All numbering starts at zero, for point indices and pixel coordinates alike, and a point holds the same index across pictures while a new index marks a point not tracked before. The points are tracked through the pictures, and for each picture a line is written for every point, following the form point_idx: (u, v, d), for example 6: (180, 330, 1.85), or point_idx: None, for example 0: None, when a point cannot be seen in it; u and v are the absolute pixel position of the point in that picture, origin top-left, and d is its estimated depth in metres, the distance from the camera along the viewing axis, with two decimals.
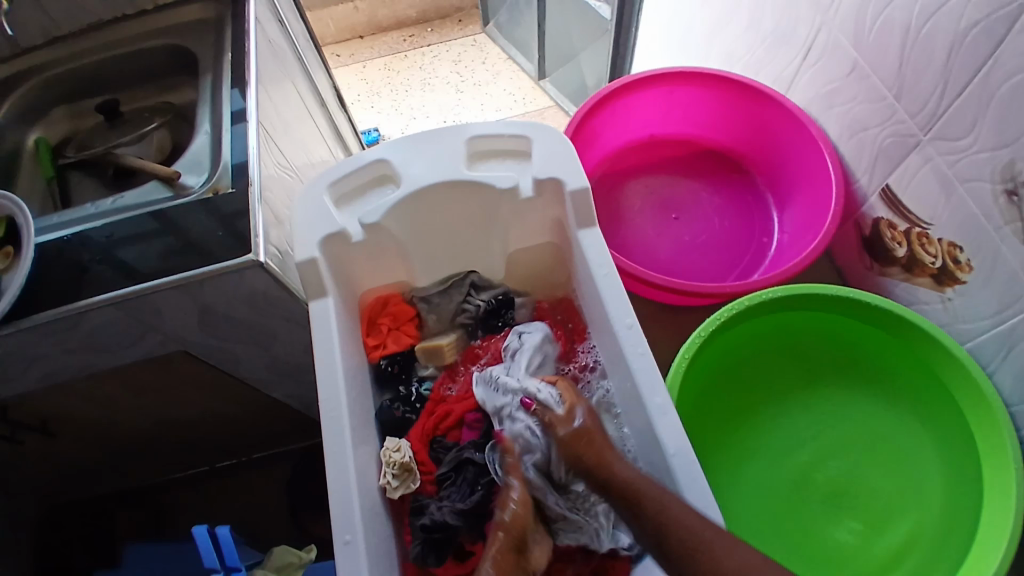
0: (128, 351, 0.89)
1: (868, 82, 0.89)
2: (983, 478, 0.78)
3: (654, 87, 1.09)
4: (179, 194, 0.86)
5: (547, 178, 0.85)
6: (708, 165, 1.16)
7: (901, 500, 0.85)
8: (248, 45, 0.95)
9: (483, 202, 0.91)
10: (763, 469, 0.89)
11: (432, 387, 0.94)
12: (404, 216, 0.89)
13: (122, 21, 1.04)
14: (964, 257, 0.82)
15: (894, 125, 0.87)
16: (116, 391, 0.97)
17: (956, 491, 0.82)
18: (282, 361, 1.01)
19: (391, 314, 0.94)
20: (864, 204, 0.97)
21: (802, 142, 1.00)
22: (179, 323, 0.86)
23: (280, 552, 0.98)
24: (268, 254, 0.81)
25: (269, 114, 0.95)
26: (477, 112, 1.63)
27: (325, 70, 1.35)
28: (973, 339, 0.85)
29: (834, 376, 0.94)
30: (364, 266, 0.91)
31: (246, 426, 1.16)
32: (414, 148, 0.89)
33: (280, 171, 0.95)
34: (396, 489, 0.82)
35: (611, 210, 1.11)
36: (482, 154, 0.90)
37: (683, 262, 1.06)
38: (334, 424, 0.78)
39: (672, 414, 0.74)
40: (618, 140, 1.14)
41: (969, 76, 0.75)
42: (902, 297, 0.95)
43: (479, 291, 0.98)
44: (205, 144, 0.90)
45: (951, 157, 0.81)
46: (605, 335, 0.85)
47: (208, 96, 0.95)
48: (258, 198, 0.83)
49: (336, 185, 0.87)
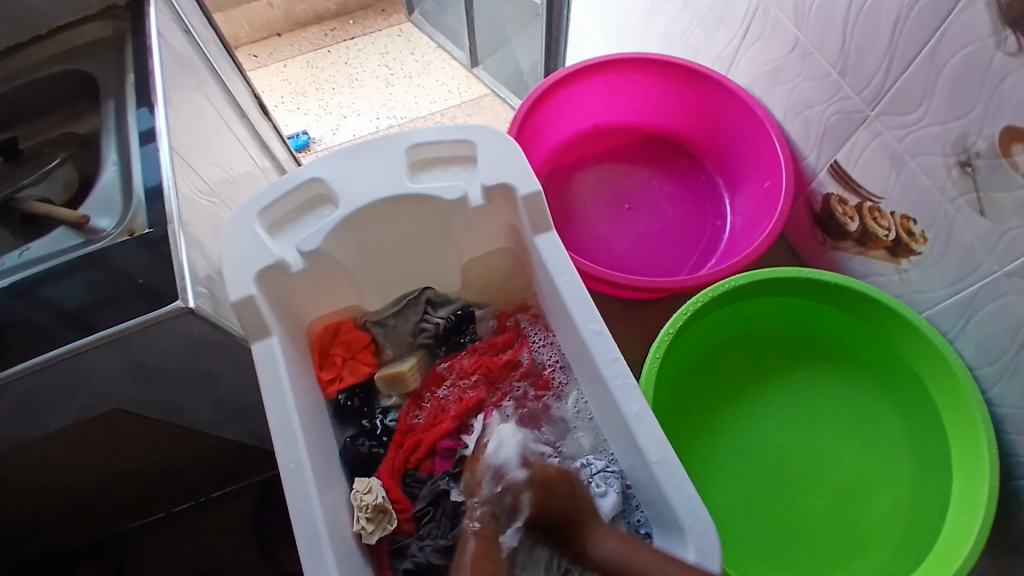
0: (58, 416, 0.82)
1: (811, 60, 0.88)
2: (954, 457, 0.80)
3: (595, 76, 1.05)
4: (91, 238, 0.78)
5: (497, 184, 0.82)
6: (656, 151, 1.13)
7: (873, 483, 0.86)
8: (152, 63, 0.87)
9: (429, 217, 0.86)
10: (741, 461, 0.88)
11: (398, 417, 0.90)
12: (346, 238, 0.84)
13: (9, 54, 0.94)
14: (918, 229, 0.82)
15: (840, 102, 0.86)
16: (51, 456, 0.90)
17: (926, 470, 0.84)
18: (230, 400, 0.95)
19: (344, 343, 0.90)
20: (814, 181, 0.96)
21: (747, 122, 0.99)
22: (111, 378, 0.79)
23: None
24: (198, 297, 0.75)
25: (185, 140, 0.87)
26: (410, 105, 1.56)
27: (241, 77, 1.26)
28: (930, 309, 0.86)
29: (803, 359, 0.94)
30: (309, 295, 0.86)
31: (201, 469, 1.09)
32: (350, 164, 0.83)
33: (202, 200, 0.87)
34: (372, 533, 0.78)
35: (562, 205, 1.08)
36: (425, 162, 0.85)
37: (639, 254, 1.04)
38: (296, 476, 0.73)
39: (649, 421, 0.72)
40: (563, 133, 1.11)
41: (915, 52, 0.74)
42: (857, 270, 0.94)
43: (435, 308, 0.94)
44: (114, 177, 0.82)
45: (900, 132, 0.80)
46: (573, 341, 0.81)
47: (113, 124, 0.86)
48: (180, 242, 0.76)
49: (267, 211, 0.81)
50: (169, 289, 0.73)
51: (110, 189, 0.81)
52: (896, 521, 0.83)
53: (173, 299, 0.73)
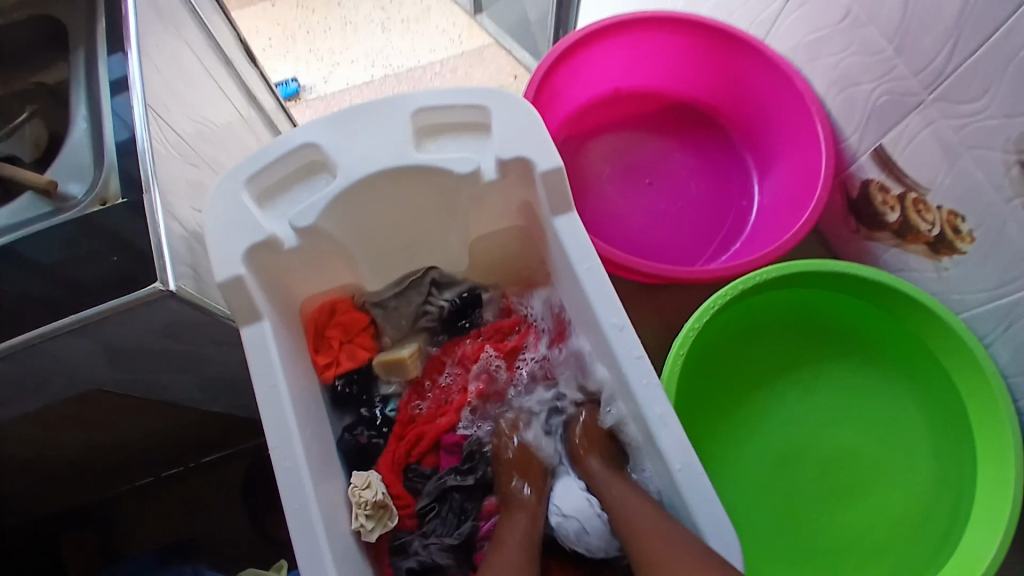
0: (31, 398, 0.75)
1: (862, 33, 0.81)
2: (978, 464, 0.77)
3: (620, 35, 0.98)
4: (61, 206, 0.69)
5: (513, 158, 0.74)
6: (680, 118, 1.07)
7: (892, 482, 0.84)
8: (126, 7, 0.77)
9: (439, 193, 0.78)
10: (757, 456, 0.86)
11: (398, 406, 0.86)
12: (344, 214, 0.76)
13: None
14: (965, 227, 0.78)
15: (892, 81, 0.80)
16: (24, 439, 0.83)
17: (947, 473, 0.81)
18: (217, 379, 0.88)
19: (340, 325, 0.84)
20: (852, 164, 0.91)
21: (781, 96, 0.94)
22: (85, 361, 0.72)
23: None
24: (178, 278, 0.68)
25: (166, 95, 0.78)
26: (408, 53, 1.45)
27: (225, 18, 1.14)
28: (968, 310, 0.82)
29: (827, 351, 0.90)
30: (298, 277, 0.79)
31: (184, 445, 1.02)
32: (350, 127, 0.74)
33: (188, 166, 0.79)
34: (372, 531, 0.73)
35: (578, 177, 1.02)
36: (432, 129, 0.76)
37: (659, 235, 0.99)
38: (292, 475, 0.67)
39: (672, 425, 0.66)
40: (582, 97, 1.04)
41: (987, 32, 0.68)
42: (891, 263, 0.90)
43: (440, 289, 0.89)
44: (83, 135, 0.73)
45: (957, 122, 0.75)
46: (593, 333, 0.75)
47: (82, 74, 0.76)
48: (159, 214, 0.67)
49: (255, 179, 0.73)
50: (148, 268, 0.66)
51: (78, 153, 0.72)
52: (912, 522, 0.81)
53: (150, 280, 0.65)
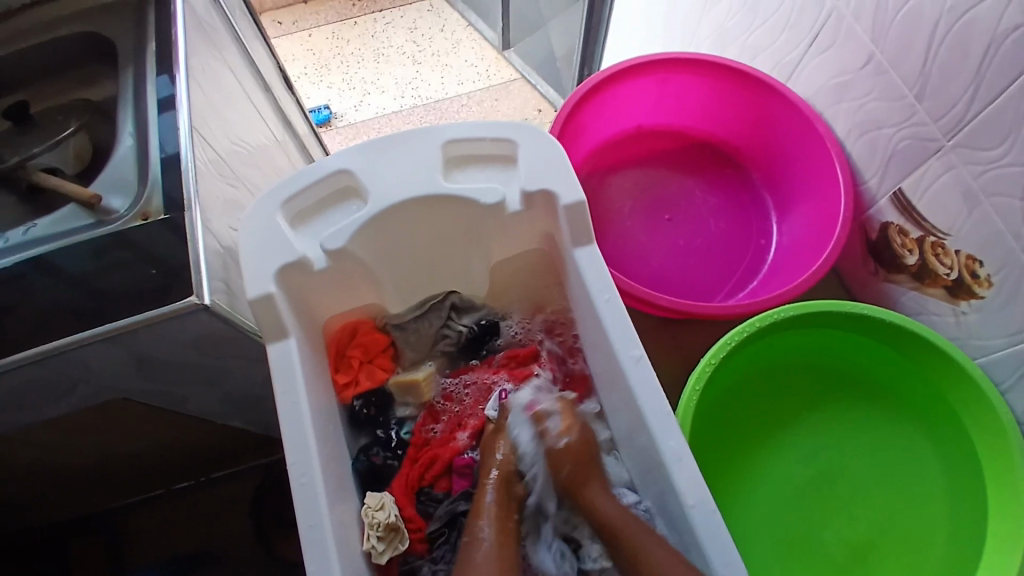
0: (61, 402, 0.77)
1: (885, 78, 0.83)
2: (995, 511, 0.77)
3: (646, 74, 1.01)
4: (103, 219, 0.71)
5: (538, 190, 0.76)
6: (700, 157, 1.10)
7: (909, 527, 0.84)
8: (176, 34, 0.81)
9: (463, 219, 0.80)
10: (770, 495, 0.87)
11: (413, 428, 0.87)
12: (373, 239, 0.78)
13: (24, 14, 0.89)
14: (983, 272, 0.79)
15: (913, 126, 0.82)
16: (50, 444, 0.85)
17: (965, 519, 0.81)
18: (239, 393, 0.90)
19: (361, 346, 0.86)
20: (872, 207, 0.93)
21: (802, 137, 0.96)
22: (112, 369, 0.74)
23: None
24: (213, 293, 0.70)
25: (207, 118, 0.82)
26: (436, 85, 1.49)
27: (264, 46, 1.18)
28: (987, 355, 0.82)
29: (841, 394, 0.92)
30: (327, 295, 0.81)
31: (200, 458, 1.02)
32: (383, 154, 0.76)
33: (226, 185, 0.82)
34: (383, 553, 0.75)
35: (599, 209, 1.05)
36: (460, 159, 0.79)
37: (676, 270, 1.01)
38: (307, 492, 0.69)
39: (688, 460, 0.67)
40: (606, 131, 1.07)
41: (1008, 81, 0.70)
42: (909, 305, 0.91)
43: (460, 314, 0.91)
44: (128, 151, 0.75)
45: (977, 168, 0.76)
46: (610, 364, 0.76)
47: (130, 97, 0.79)
48: (198, 233, 0.70)
49: (289, 203, 0.75)
50: (181, 282, 0.68)
51: (123, 169, 0.74)
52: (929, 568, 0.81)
53: (186, 295, 0.68)
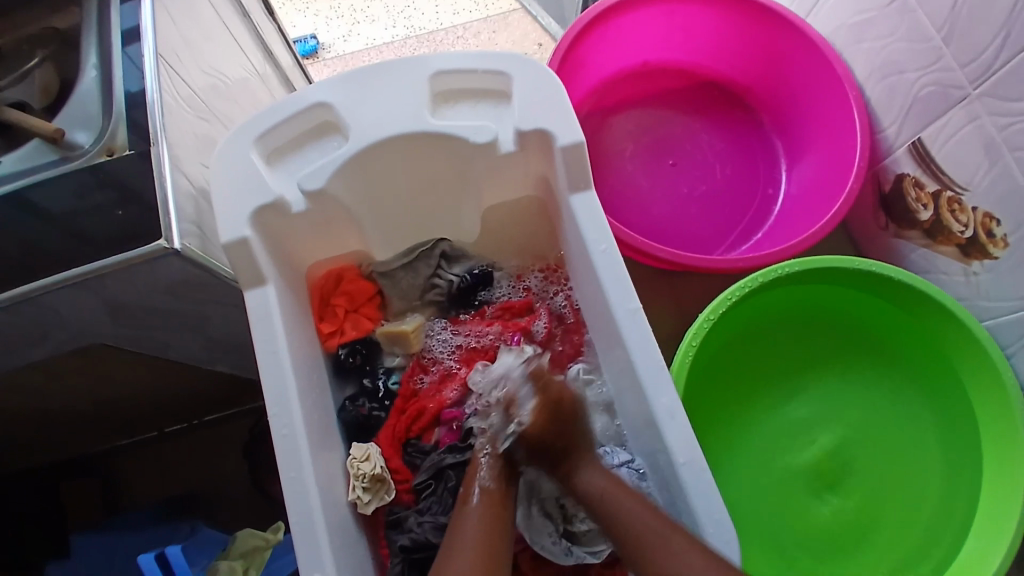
0: (35, 350, 0.73)
1: (911, 18, 0.78)
2: (987, 489, 0.76)
3: (654, 5, 0.95)
4: (67, 155, 0.65)
5: (533, 130, 0.70)
6: (707, 98, 1.04)
7: (897, 504, 0.84)
8: None
9: (454, 159, 0.75)
10: (764, 455, 0.87)
11: (400, 379, 0.84)
12: (354, 180, 0.74)
13: None
14: (1000, 231, 0.75)
15: (937, 72, 0.77)
16: (29, 392, 0.82)
17: (954, 496, 0.80)
18: (223, 340, 0.86)
19: (345, 294, 0.83)
20: (888, 157, 0.88)
21: (819, 78, 0.90)
22: (86, 316, 0.70)
23: (243, 536, 0.82)
24: (185, 236, 0.65)
25: (177, 43, 0.75)
26: (432, 15, 1.40)
27: None
28: (994, 318, 0.79)
29: (837, 352, 0.91)
30: (305, 239, 0.77)
31: (187, 404, 1.00)
32: (370, 89, 0.70)
33: (200, 119, 0.76)
34: (368, 503, 0.74)
35: (599, 153, 0.99)
36: (453, 94, 0.73)
37: (678, 219, 0.97)
38: (288, 445, 0.66)
39: (681, 418, 0.64)
40: (610, 68, 1.00)
41: None
42: (919, 262, 0.88)
43: (450, 264, 0.87)
44: (92, 84, 0.68)
45: (1002, 119, 0.71)
46: (605, 318, 0.73)
47: (94, 17, 0.72)
48: (166, 170, 0.64)
49: (264, 139, 0.70)
50: (151, 225, 0.64)
51: (87, 101, 0.67)
52: (910, 544, 0.81)
53: (156, 237, 0.63)
